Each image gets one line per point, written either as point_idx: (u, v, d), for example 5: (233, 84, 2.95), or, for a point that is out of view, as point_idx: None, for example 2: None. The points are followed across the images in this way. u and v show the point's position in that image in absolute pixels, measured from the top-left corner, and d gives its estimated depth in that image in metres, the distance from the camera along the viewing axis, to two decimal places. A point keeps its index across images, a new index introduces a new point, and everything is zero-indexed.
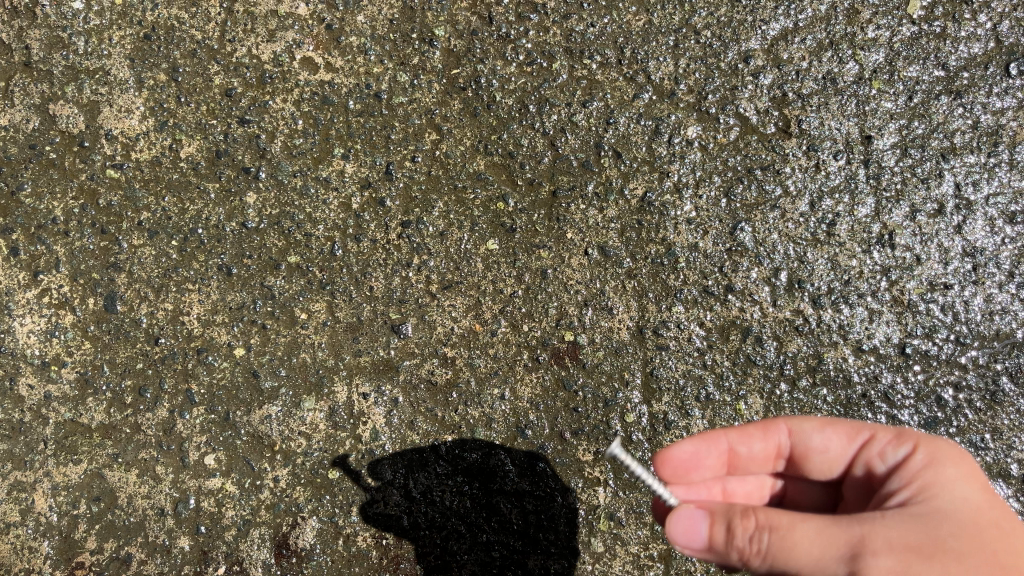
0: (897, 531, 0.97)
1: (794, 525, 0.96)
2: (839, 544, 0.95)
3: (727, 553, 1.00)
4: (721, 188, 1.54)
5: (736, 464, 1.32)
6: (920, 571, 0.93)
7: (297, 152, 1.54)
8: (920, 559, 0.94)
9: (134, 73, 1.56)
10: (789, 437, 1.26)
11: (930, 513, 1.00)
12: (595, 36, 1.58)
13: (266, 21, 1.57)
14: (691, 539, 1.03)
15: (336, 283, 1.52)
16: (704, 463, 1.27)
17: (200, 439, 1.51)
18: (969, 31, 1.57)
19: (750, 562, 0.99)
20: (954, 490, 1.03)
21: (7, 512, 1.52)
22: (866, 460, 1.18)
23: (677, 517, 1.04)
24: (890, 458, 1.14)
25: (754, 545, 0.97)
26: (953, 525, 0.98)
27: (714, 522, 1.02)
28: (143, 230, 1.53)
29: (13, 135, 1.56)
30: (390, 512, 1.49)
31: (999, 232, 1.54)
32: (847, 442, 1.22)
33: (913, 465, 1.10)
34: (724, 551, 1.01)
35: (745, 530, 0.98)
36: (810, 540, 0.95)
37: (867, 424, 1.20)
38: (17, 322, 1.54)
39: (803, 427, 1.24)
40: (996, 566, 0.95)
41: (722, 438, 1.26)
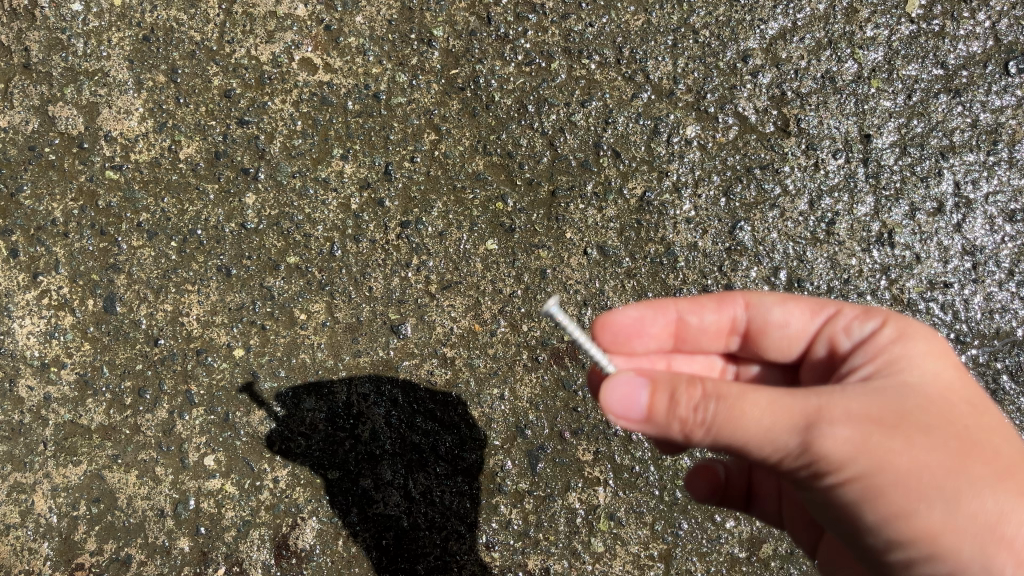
0: (857, 402, 0.93)
1: (745, 394, 0.91)
2: (792, 412, 0.91)
3: (668, 424, 0.96)
4: (720, 187, 1.54)
5: (688, 339, 1.29)
6: (880, 441, 0.89)
7: (296, 153, 1.54)
8: (879, 429, 0.90)
9: (133, 75, 1.56)
10: (747, 311, 1.22)
11: (896, 385, 0.96)
12: (593, 35, 1.58)
13: (265, 22, 1.57)
14: (630, 408, 0.97)
15: (335, 284, 1.52)
16: (649, 331, 1.25)
17: (199, 440, 1.51)
18: (968, 29, 1.57)
19: (692, 430, 0.94)
20: (922, 362, 0.98)
21: (7, 513, 1.53)
22: (829, 335, 1.14)
23: (615, 382, 0.98)
24: (856, 332, 1.09)
25: (698, 413, 0.92)
26: (917, 397, 0.94)
27: (657, 389, 0.95)
28: (142, 231, 1.53)
29: (12, 137, 1.56)
30: (389, 512, 1.49)
31: (999, 230, 1.54)
32: (809, 317, 1.18)
33: (879, 338, 1.04)
34: (665, 420, 0.96)
35: (689, 398, 0.93)
36: (761, 410, 0.91)
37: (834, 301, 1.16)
38: (17, 323, 1.55)
39: (762, 300, 1.21)
40: (960, 436, 0.91)
41: (673, 306, 1.23)
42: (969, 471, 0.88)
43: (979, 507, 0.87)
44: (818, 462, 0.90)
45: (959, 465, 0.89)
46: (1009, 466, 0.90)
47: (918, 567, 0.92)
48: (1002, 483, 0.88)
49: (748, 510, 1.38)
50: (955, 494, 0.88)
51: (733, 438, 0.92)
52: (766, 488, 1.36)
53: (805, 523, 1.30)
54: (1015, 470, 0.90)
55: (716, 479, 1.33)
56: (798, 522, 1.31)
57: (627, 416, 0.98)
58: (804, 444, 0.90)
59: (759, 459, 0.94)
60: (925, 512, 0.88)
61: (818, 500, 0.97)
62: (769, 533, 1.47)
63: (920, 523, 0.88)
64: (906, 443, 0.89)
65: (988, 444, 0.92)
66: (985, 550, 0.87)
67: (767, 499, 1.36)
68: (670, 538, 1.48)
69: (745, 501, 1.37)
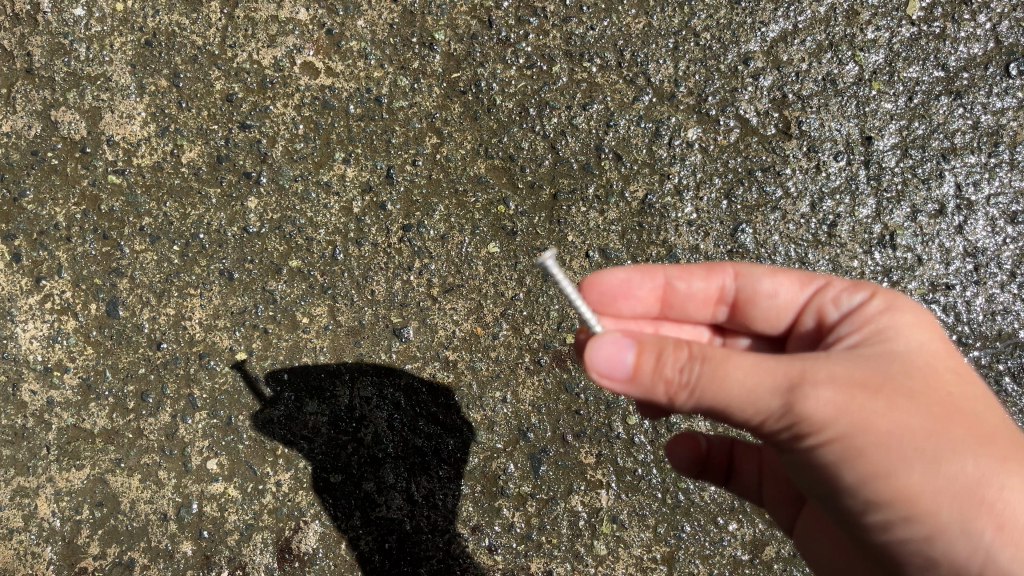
0: (841, 366, 0.94)
1: (729, 356, 0.92)
2: (776, 375, 0.91)
3: (652, 385, 0.95)
4: (721, 190, 1.55)
5: (674, 307, 1.30)
6: (862, 404, 0.90)
7: (298, 156, 1.54)
8: (862, 392, 0.91)
9: (135, 79, 1.56)
10: (735, 281, 1.23)
11: (881, 352, 0.97)
12: (594, 38, 1.58)
13: (267, 27, 1.57)
14: (615, 368, 0.96)
15: (337, 287, 1.52)
16: (636, 294, 1.27)
17: (201, 444, 1.51)
18: (968, 31, 1.57)
19: (676, 390, 0.94)
20: (908, 332, 1.00)
21: (11, 517, 1.53)
22: (816, 306, 1.15)
23: (601, 341, 0.97)
24: (845, 303, 1.10)
25: (683, 374, 0.93)
26: (900, 363, 0.95)
27: (642, 350, 0.95)
28: (145, 236, 1.54)
29: (16, 141, 1.57)
30: (391, 516, 1.50)
31: (1000, 232, 1.54)
32: (798, 289, 1.18)
33: (867, 308, 1.05)
34: (648, 381, 0.95)
35: (676, 359, 0.93)
36: (744, 372, 0.91)
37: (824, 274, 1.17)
38: (20, 328, 1.55)
39: (751, 271, 1.22)
40: (941, 400, 0.92)
41: (660, 272, 1.25)
42: (949, 435, 0.90)
43: (957, 470, 0.88)
44: (800, 424, 0.91)
45: (939, 428, 0.90)
46: (988, 432, 0.92)
47: (894, 530, 0.93)
48: (981, 447, 0.90)
49: (727, 485, 1.38)
50: (933, 455, 0.89)
51: (716, 399, 0.92)
52: (745, 464, 1.35)
53: (785, 498, 1.29)
54: (993, 436, 0.91)
55: (697, 449, 1.33)
56: (777, 497, 1.31)
57: (612, 377, 0.97)
58: (787, 405, 0.90)
59: (741, 421, 0.95)
60: (904, 472, 0.89)
61: (797, 462, 0.98)
62: (772, 536, 1.47)
63: (898, 485, 0.89)
64: (888, 406, 0.90)
65: (969, 410, 0.93)
66: (960, 512, 0.88)
67: (746, 475, 1.35)
68: (673, 541, 1.48)
69: (724, 476, 1.37)
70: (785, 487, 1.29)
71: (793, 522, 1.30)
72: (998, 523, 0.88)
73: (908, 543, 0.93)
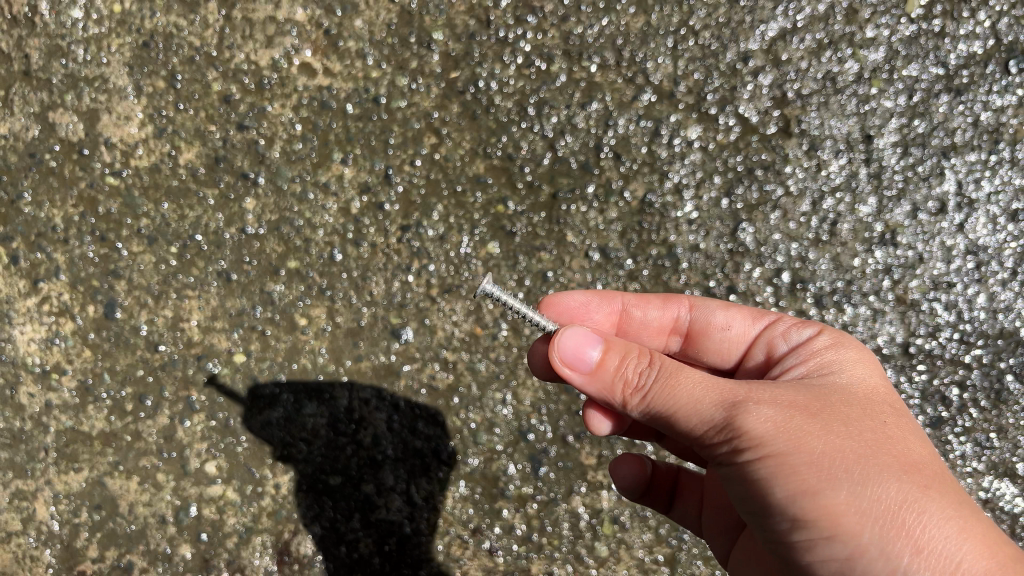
0: (783, 390, 1.00)
1: (682, 367, 1.01)
2: (722, 388, 0.98)
3: (611, 383, 1.04)
4: (721, 189, 1.54)
5: (630, 333, 1.37)
6: (799, 423, 0.95)
7: (296, 157, 1.54)
8: (800, 412, 0.96)
9: (132, 81, 1.54)
10: (690, 312, 1.32)
11: (824, 382, 1.04)
12: (593, 37, 1.56)
13: (263, 27, 1.55)
14: (579, 360, 1.05)
15: (336, 288, 1.52)
16: (594, 318, 1.34)
17: (200, 447, 1.50)
18: (968, 29, 1.54)
19: (630, 390, 1.02)
20: (851, 369, 1.08)
21: (9, 521, 1.53)
22: (765, 338, 1.23)
23: (571, 333, 1.06)
24: (793, 337, 1.19)
25: (641, 376, 1.02)
26: (840, 393, 1.02)
27: (607, 348, 1.05)
28: (143, 237, 1.53)
29: (13, 144, 1.54)
30: (391, 518, 1.51)
31: (1001, 230, 1.54)
32: (750, 322, 1.27)
33: (813, 343, 1.15)
34: (606, 377, 1.04)
35: (638, 362, 1.03)
36: (694, 382, 0.99)
37: (774, 311, 1.28)
38: (16, 330, 1.54)
39: (707, 303, 1.32)
40: (875, 428, 0.97)
41: (618, 297, 1.34)
42: (878, 458, 0.93)
43: (882, 492, 0.90)
44: (738, 436, 0.94)
45: (871, 452, 0.94)
46: (917, 461, 0.95)
47: (818, 550, 0.92)
48: (909, 475, 0.93)
49: (669, 510, 1.39)
50: (862, 476, 0.91)
51: (664, 402, 0.99)
52: (688, 490, 1.37)
53: (720, 529, 1.30)
54: (922, 467, 0.95)
55: (641, 473, 1.33)
56: (713, 527, 1.32)
57: (575, 368, 1.06)
58: (729, 416, 0.95)
59: (684, 428, 1.00)
60: (832, 490, 0.90)
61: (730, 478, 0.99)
62: None
63: (825, 503, 0.90)
64: (823, 427, 0.95)
65: (902, 441, 0.97)
66: (882, 535, 0.89)
67: (687, 501, 1.37)
68: (675, 542, 1.50)
69: (667, 502, 1.39)
70: (721, 517, 1.30)
71: (728, 555, 1.30)
72: (916, 547, 0.88)
73: (831, 566, 0.91)
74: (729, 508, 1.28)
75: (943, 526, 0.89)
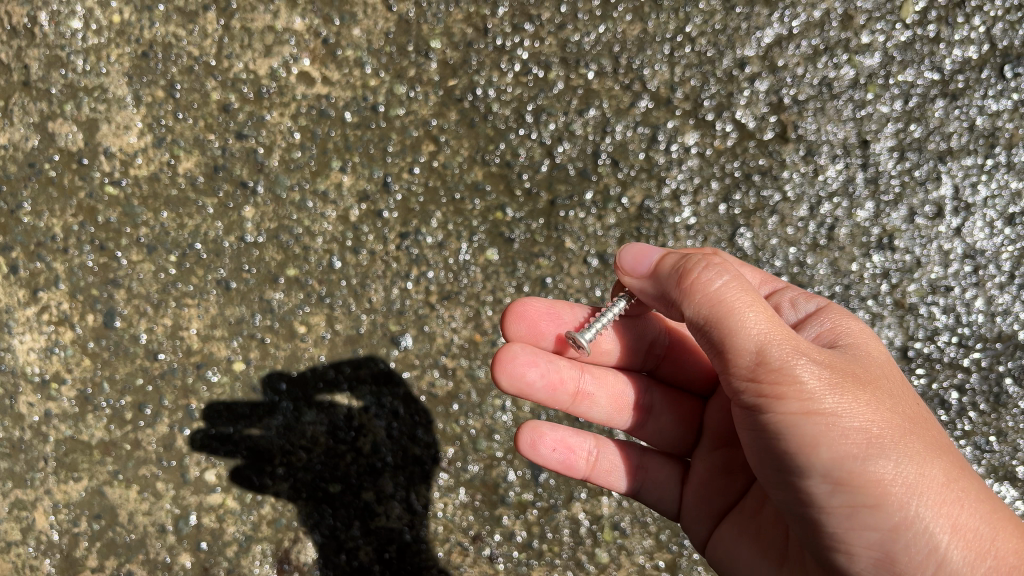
0: (833, 354, 1.00)
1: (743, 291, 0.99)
2: (780, 330, 0.96)
3: (669, 278, 1.03)
4: (718, 195, 1.55)
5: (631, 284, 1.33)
6: (854, 387, 0.96)
7: (295, 166, 1.54)
8: (853, 379, 0.97)
9: (132, 91, 1.54)
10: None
11: (864, 353, 1.06)
12: (591, 45, 1.57)
13: (262, 36, 1.55)
14: (637, 265, 1.08)
15: (335, 296, 1.52)
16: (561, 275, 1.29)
17: (199, 455, 1.50)
18: (963, 34, 1.55)
19: (695, 283, 0.99)
20: (876, 342, 1.10)
21: (8, 530, 1.53)
22: (772, 301, 1.22)
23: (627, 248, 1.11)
24: (801, 307, 1.18)
25: (709, 277, 0.99)
26: (881, 368, 1.04)
27: (667, 254, 1.07)
28: (142, 246, 1.53)
29: (13, 153, 1.54)
30: (391, 525, 1.51)
31: (998, 234, 1.54)
32: (758, 284, 1.27)
33: (827, 312, 1.15)
34: (665, 274, 1.04)
35: (707, 263, 1.00)
36: (758, 310, 0.97)
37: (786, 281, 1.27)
38: (16, 340, 1.53)
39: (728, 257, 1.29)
40: (913, 406, 1.01)
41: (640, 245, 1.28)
42: (921, 436, 0.97)
43: (925, 467, 0.94)
44: (793, 388, 0.93)
45: (914, 427, 0.97)
46: (946, 442, 1.00)
47: (857, 517, 0.95)
48: (944, 454, 0.98)
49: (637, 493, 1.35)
50: (909, 450, 0.95)
51: (725, 320, 0.96)
52: (656, 473, 1.33)
53: (707, 510, 1.27)
54: (951, 447, 1.00)
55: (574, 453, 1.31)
56: (696, 509, 1.28)
57: (633, 269, 1.09)
58: (788, 361, 0.94)
59: (731, 364, 0.98)
60: (881, 459, 0.93)
61: (767, 428, 0.98)
62: None
63: (874, 469, 0.93)
64: (871, 395, 0.97)
65: (933, 422, 1.02)
66: (927, 508, 0.93)
67: (654, 484, 1.33)
68: (676, 548, 1.51)
69: (628, 484, 1.34)
70: (709, 500, 1.26)
71: (708, 536, 1.28)
72: (954, 525, 0.94)
73: (870, 534, 0.95)
74: (722, 493, 1.24)
75: (976, 508, 0.95)
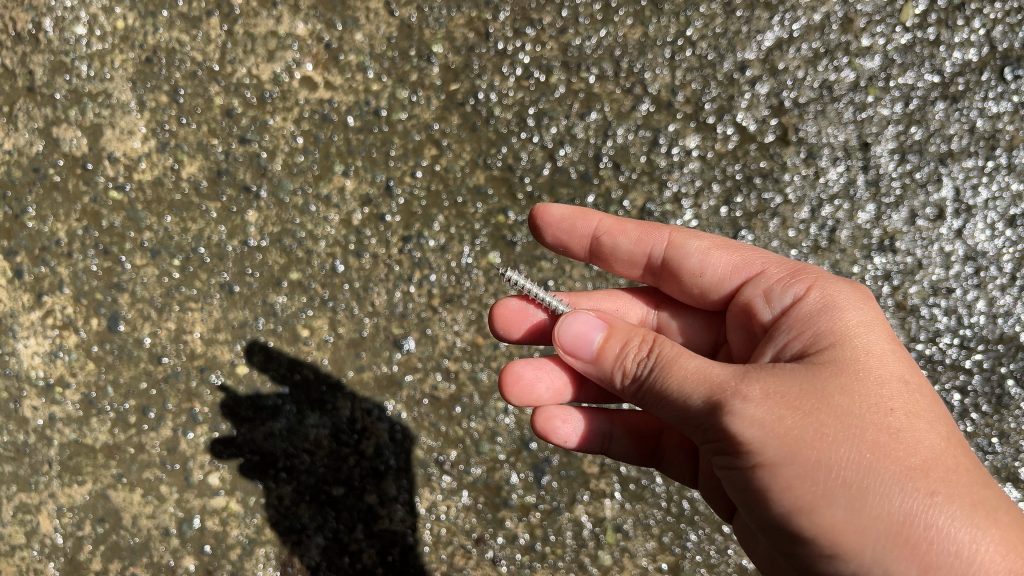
0: (782, 383, 0.95)
1: (675, 358, 0.98)
2: (714, 386, 0.95)
3: (610, 369, 1.05)
4: (720, 197, 1.55)
5: (600, 260, 1.36)
6: (796, 429, 0.91)
7: (298, 170, 1.55)
8: (798, 415, 0.92)
9: (135, 96, 1.55)
10: (666, 249, 1.29)
11: (831, 366, 0.98)
12: (591, 49, 1.57)
13: (265, 41, 1.56)
14: (579, 347, 1.06)
15: (338, 299, 1.53)
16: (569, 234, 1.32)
17: (203, 458, 1.51)
18: (963, 37, 1.56)
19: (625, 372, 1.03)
20: (853, 342, 1.00)
21: (12, 534, 1.53)
22: (748, 296, 1.18)
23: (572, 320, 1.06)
24: (777, 299, 1.13)
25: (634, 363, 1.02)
26: (847, 382, 0.96)
27: (609, 335, 1.04)
28: (146, 250, 1.53)
29: (17, 159, 1.55)
30: (395, 528, 1.52)
31: (999, 235, 1.55)
32: (727, 273, 1.24)
33: (803, 305, 1.07)
34: (607, 366, 1.05)
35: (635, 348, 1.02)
36: (682, 371, 0.97)
37: (759, 262, 1.20)
38: (21, 344, 1.54)
39: (686, 241, 1.27)
40: (879, 426, 0.92)
41: (595, 218, 1.31)
42: (883, 467, 0.90)
43: (885, 507, 0.88)
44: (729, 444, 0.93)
45: (874, 462, 0.90)
46: (924, 464, 0.91)
47: (821, 566, 0.93)
48: (914, 485, 0.89)
49: (660, 467, 1.38)
50: (863, 490, 0.89)
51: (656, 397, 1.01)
52: (673, 452, 1.34)
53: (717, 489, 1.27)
54: (930, 469, 0.91)
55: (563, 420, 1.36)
56: (711, 491, 1.29)
57: (575, 354, 1.07)
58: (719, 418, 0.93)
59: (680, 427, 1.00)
60: (829, 506, 0.89)
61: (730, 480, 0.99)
62: None
63: (822, 517, 0.89)
64: (820, 431, 0.91)
65: (913, 442, 0.92)
66: (889, 555, 0.87)
67: (675, 462, 1.34)
68: (678, 550, 1.51)
69: (651, 462, 1.38)
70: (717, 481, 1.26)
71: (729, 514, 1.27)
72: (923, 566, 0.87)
73: None
74: None
75: (953, 541, 0.87)
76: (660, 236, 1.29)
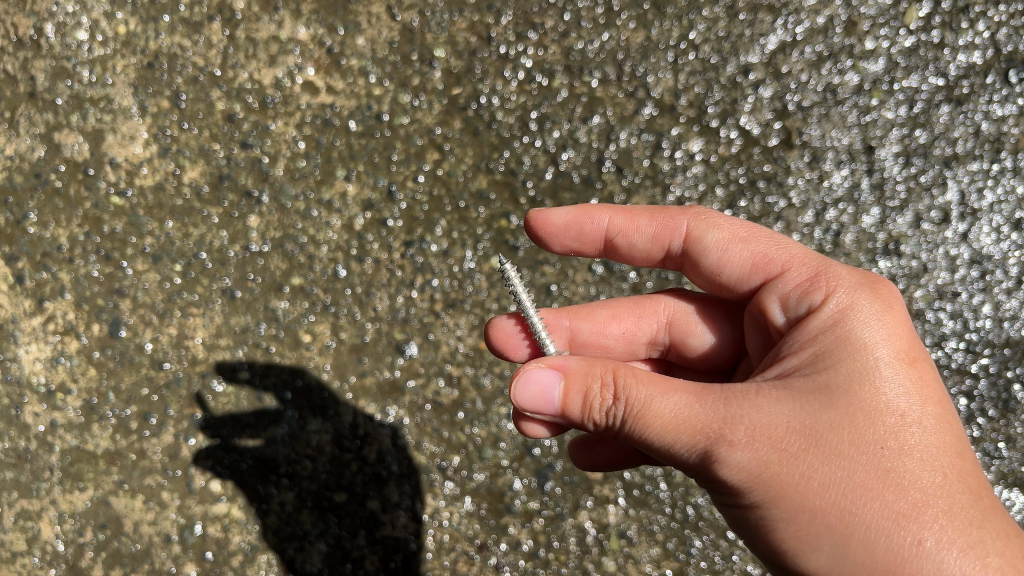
0: (767, 425, 0.92)
1: (652, 402, 0.93)
2: (696, 428, 0.92)
3: (580, 421, 0.98)
4: (723, 201, 1.54)
5: (615, 258, 1.30)
6: (778, 475, 0.91)
7: (300, 175, 1.54)
8: (780, 461, 0.91)
9: (137, 101, 1.55)
10: (684, 242, 1.23)
11: (822, 402, 0.93)
12: (594, 53, 1.57)
13: (267, 46, 1.56)
14: (541, 405, 0.97)
15: (340, 305, 1.52)
16: (581, 235, 1.26)
17: (204, 464, 1.50)
18: (967, 40, 1.55)
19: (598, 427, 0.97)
20: (853, 369, 0.95)
21: (14, 541, 1.52)
22: (765, 298, 1.12)
23: (527, 380, 0.96)
24: (793, 307, 1.07)
25: (607, 416, 0.95)
26: (837, 421, 0.92)
27: (568, 388, 0.96)
28: (147, 256, 1.53)
29: (18, 164, 1.54)
30: (397, 534, 1.51)
31: (1006, 238, 1.53)
32: (746, 273, 1.17)
33: (812, 322, 1.01)
34: (575, 415, 0.98)
35: (601, 400, 0.95)
36: (662, 422, 0.93)
37: (780, 260, 1.13)
38: (21, 350, 1.53)
39: (705, 234, 1.20)
40: (866, 469, 0.90)
41: (604, 216, 1.25)
42: (868, 513, 0.89)
43: (869, 555, 0.88)
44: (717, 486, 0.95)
45: (861, 505, 0.89)
46: (914, 507, 0.89)
47: None
48: (901, 530, 0.88)
49: None
50: (847, 536, 0.89)
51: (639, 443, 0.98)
52: None
53: None
54: (921, 511, 0.89)
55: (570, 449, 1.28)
56: None
57: (539, 410, 0.98)
58: (703, 460, 0.93)
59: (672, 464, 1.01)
60: (813, 550, 0.90)
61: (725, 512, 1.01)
62: None
63: (806, 559, 0.91)
64: (804, 476, 0.90)
65: (905, 483, 0.90)
66: None
67: None
68: (683, 556, 1.50)
69: None
70: None
71: None
72: None
73: None
74: None
75: None
76: (678, 228, 1.23)
